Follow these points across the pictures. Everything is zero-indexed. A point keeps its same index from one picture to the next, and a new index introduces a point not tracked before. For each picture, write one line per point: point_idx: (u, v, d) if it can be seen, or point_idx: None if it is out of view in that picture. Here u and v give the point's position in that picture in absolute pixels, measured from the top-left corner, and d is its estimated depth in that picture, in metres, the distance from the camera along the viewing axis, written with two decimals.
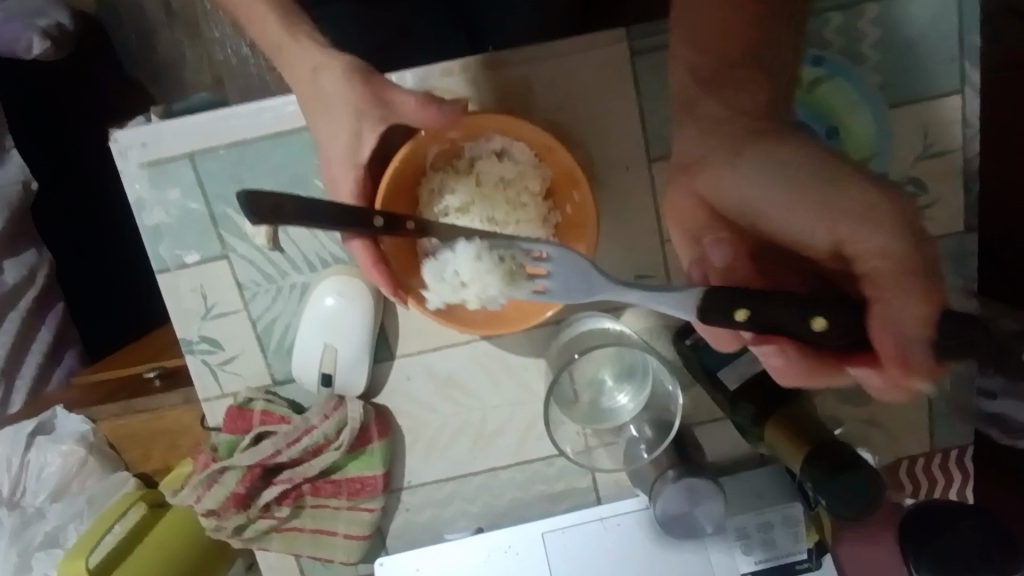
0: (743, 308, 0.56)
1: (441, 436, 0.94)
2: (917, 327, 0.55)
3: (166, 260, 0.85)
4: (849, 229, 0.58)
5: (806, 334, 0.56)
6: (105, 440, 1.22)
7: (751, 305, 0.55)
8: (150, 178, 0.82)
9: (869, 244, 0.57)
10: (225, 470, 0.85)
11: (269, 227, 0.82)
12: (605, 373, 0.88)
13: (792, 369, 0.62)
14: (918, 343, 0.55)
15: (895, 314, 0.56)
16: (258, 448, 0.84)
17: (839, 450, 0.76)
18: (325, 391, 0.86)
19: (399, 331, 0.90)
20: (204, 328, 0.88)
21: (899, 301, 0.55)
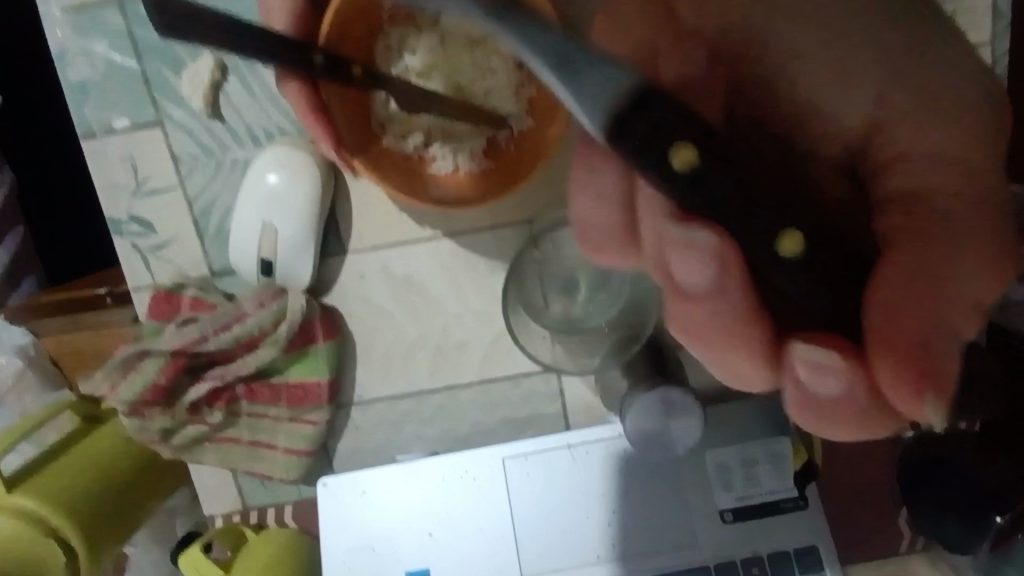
0: (692, 149, 0.38)
1: (397, 347, 0.85)
2: (964, 321, 0.39)
3: (92, 125, 0.76)
4: (912, 110, 0.45)
5: (769, 252, 0.38)
6: (50, 356, 1.07)
7: (709, 148, 0.38)
8: (75, 26, 0.73)
9: (922, 142, 0.44)
10: (146, 358, 0.77)
11: (212, 77, 0.74)
12: (578, 278, 0.81)
13: (718, 307, 0.41)
14: (948, 344, 0.38)
15: (942, 281, 0.39)
16: (183, 333, 0.77)
17: None
18: (264, 279, 0.77)
19: (353, 221, 0.81)
20: (134, 207, 0.79)
21: (959, 257, 0.40)
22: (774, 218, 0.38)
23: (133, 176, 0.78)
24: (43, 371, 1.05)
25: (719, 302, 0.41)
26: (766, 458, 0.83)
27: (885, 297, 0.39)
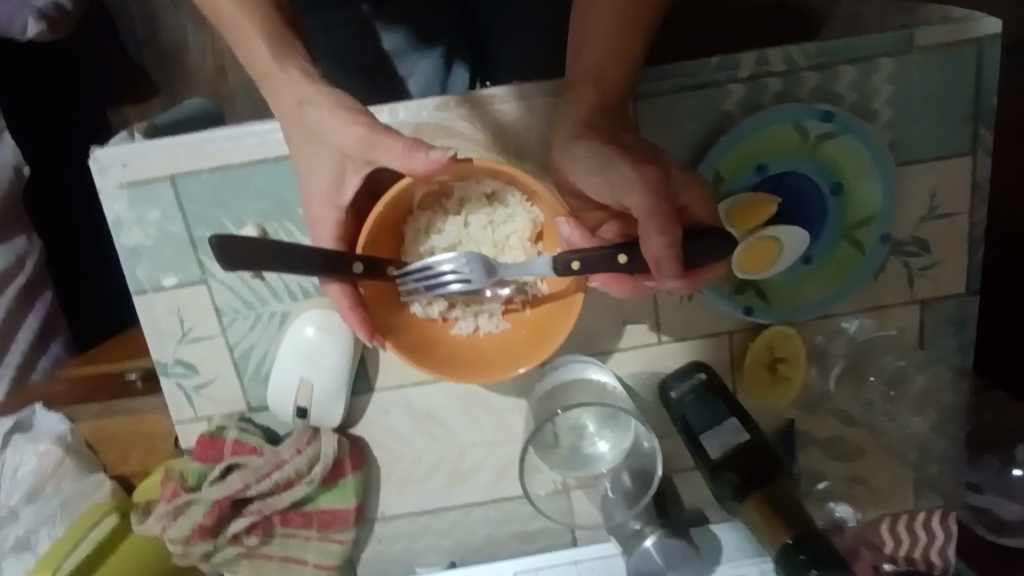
0: (575, 260, 0.69)
1: (416, 471, 0.92)
2: (665, 249, 0.64)
3: (143, 281, 0.84)
4: (620, 191, 0.66)
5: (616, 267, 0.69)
6: (86, 441, 1.04)
7: (578, 256, 0.69)
8: (130, 198, 0.81)
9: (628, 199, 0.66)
10: (193, 502, 0.84)
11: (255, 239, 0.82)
12: (588, 418, 0.83)
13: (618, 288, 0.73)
14: (669, 261, 0.65)
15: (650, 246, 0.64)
16: (227, 481, 0.84)
17: (818, 541, 0.70)
18: (300, 423, 0.85)
19: (379, 363, 0.88)
20: (179, 351, 0.87)
21: (651, 238, 0.64)
22: (608, 251, 0.69)
23: (179, 325, 0.86)
24: (81, 456, 1.03)
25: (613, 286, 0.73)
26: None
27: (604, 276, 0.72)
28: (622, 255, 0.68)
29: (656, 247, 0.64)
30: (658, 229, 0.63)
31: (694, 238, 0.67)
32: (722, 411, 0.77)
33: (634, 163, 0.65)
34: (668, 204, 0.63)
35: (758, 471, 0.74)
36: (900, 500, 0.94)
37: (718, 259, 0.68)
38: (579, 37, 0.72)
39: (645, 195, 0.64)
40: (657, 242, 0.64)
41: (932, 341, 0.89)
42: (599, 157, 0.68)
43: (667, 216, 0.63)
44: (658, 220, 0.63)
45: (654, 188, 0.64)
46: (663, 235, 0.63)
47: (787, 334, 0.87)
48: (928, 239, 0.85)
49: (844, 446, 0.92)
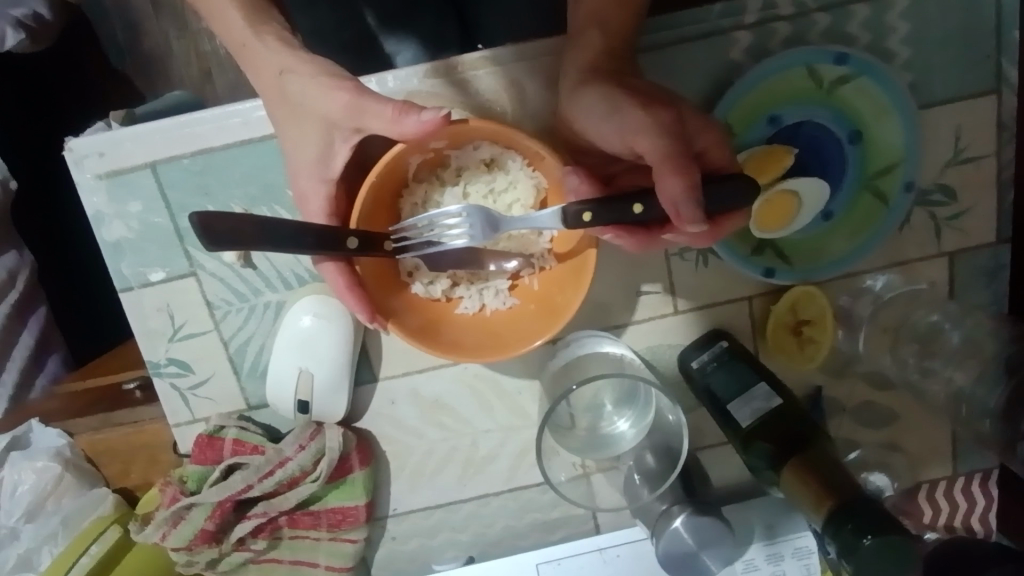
0: (588, 212, 0.63)
1: (428, 463, 0.87)
2: (683, 189, 0.58)
3: (129, 278, 0.80)
4: (632, 136, 0.62)
5: (630, 219, 0.63)
6: (86, 455, 0.99)
7: (592, 207, 0.63)
8: (109, 190, 0.77)
9: (639, 144, 0.61)
10: (194, 506, 0.80)
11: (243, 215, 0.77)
12: (605, 396, 0.78)
13: (632, 245, 0.67)
14: (688, 204, 0.58)
15: (665, 188, 0.58)
16: (228, 483, 0.80)
17: (872, 507, 0.61)
18: (302, 418, 0.81)
19: (382, 351, 0.83)
20: (171, 350, 0.82)
21: (666, 179, 0.58)
22: (624, 203, 0.63)
23: (170, 323, 0.81)
24: (81, 471, 0.97)
25: (624, 242, 0.67)
26: (791, 553, 0.84)
27: (615, 232, 0.66)
28: (636, 205, 0.63)
29: (673, 190, 0.58)
30: (674, 170, 0.58)
31: (714, 184, 0.61)
32: (750, 378, 0.74)
33: (645, 105, 0.62)
34: (683, 145, 0.59)
35: (794, 436, 0.69)
36: (937, 465, 0.89)
37: (741, 207, 0.62)
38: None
39: (658, 136, 0.59)
40: (674, 184, 0.58)
41: (963, 295, 0.84)
42: (608, 102, 0.64)
43: (682, 157, 0.58)
44: (673, 161, 0.58)
45: (667, 131, 0.59)
46: (679, 176, 0.58)
47: (812, 296, 0.82)
48: (954, 185, 0.81)
49: (875, 411, 0.87)
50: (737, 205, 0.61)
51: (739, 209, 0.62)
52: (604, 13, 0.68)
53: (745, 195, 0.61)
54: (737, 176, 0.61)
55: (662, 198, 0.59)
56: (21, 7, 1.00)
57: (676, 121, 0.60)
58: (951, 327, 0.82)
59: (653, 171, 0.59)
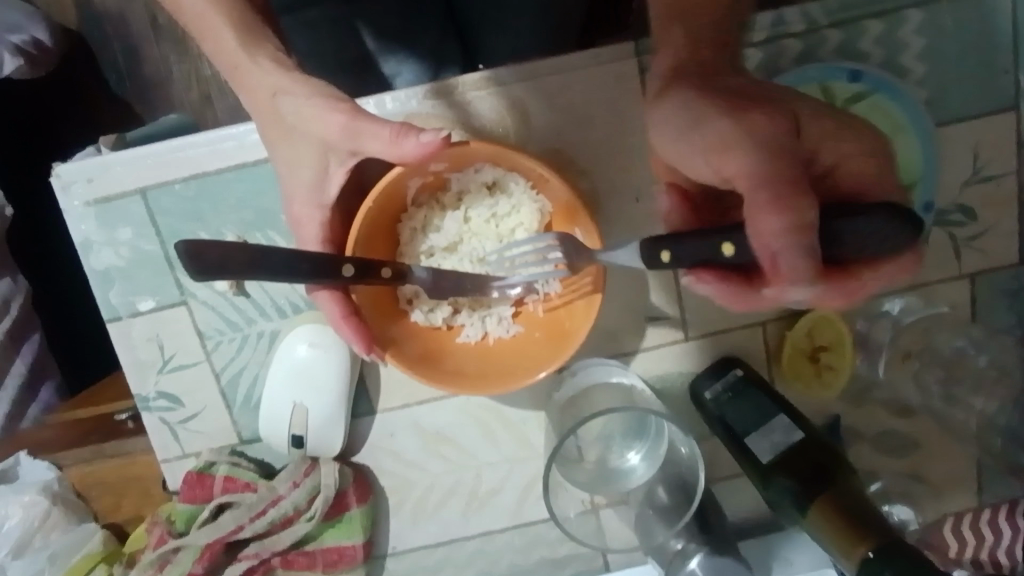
0: (666, 249, 0.54)
1: (429, 498, 0.83)
2: (788, 230, 0.44)
3: (117, 308, 0.77)
4: (725, 155, 0.50)
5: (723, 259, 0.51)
6: (75, 488, 0.94)
7: (671, 245, 0.54)
8: (97, 217, 0.74)
9: (732, 165, 0.49)
10: (181, 548, 0.77)
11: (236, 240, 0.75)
12: (616, 428, 0.73)
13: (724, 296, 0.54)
14: (791, 250, 0.45)
15: (761, 228, 0.45)
16: (218, 522, 0.77)
17: (909, 549, 0.56)
18: (296, 452, 0.77)
19: (381, 382, 0.80)
20: (161, 382, 0.79)
21: (761, 217, 0.45)
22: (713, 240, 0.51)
23: (159, 354, 0.78)
24: (69, 505, 0.93)
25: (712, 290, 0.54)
26: None
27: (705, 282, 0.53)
28: (725, 246, 0.51)
29: (769, 232, 0.45)
30: (772, 203, 0.45)
31: (834, 218, 0.46)
32: (770, 409, 0.71)
33: (746, 116, 0.50)
34: (789, 169, 0.46)
35: (817, 471, 0.65)
36: (962, 496, 0.84)
37: (875, 252, 0.47)
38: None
39: (753, 155, 0.47)
40: (770, 224, 0.45)
41: (986, 318, 0.81)
42: (690, 114, 0.54)
43: (788, 184, 0.45)
44: (769, 192, 0.45)
45: (764, 150, 0.47)
46: (780, 211, 0.44)
47: (829, 321, 0.79)
48: (973, 205, 0.78)
49: (896, 440, 0.82)
50: (868, 249, 0.46)
51: (870, 255, 0.47)
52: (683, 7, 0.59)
53: (878, 233, 0.46)
54: (867, 210, 0.46)
55: (753, 244, 0.46)
56: (20, 34, 0.99)
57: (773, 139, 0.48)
58: (975, 350, 0.79)
59: (743, 205, 0.46)
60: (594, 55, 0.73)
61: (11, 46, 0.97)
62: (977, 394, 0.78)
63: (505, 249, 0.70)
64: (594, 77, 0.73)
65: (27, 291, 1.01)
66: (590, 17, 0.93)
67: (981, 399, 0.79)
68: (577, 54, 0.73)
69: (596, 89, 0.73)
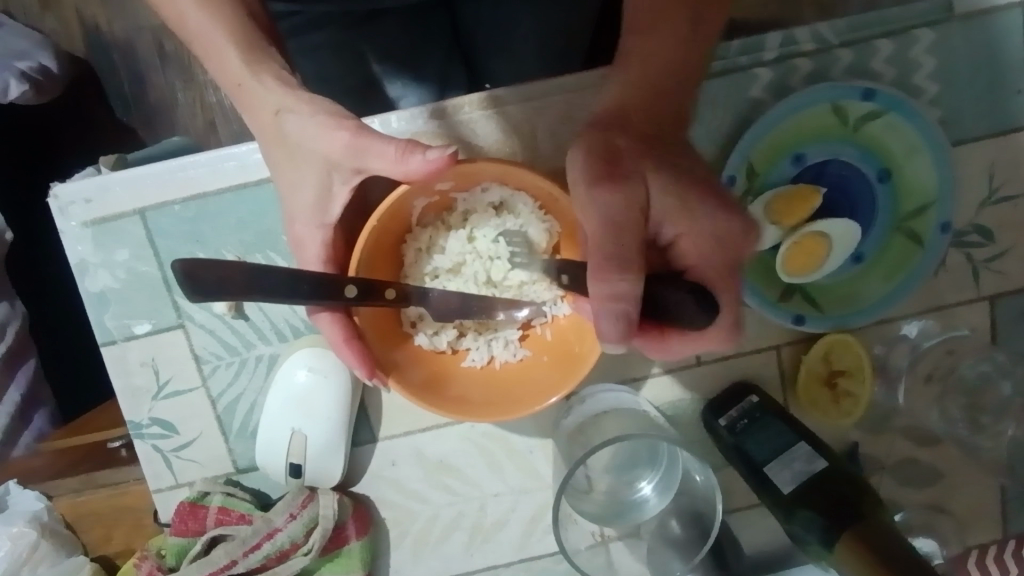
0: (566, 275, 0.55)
1: (431, 531, 0.79)
2: (608, 297, 0.51)
3: (112, 331, 0.74)
4: (598, 217, 0.53)
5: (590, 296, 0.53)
6: (65, 519, 0.91)
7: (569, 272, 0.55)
8: (94, 238, 0.73)
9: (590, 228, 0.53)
10: None
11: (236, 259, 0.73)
12: (627, 457, 0.71)
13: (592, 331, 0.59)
14: (609, 313, 0.51)
15: (602, 291, 0.51)
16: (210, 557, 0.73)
17: None
18: (295, 482, 0.74)
19: (383, 408, 0.77)
20: (155, 409, 0.76)
21: (606, 280, 0.50)
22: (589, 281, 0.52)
23: (154, 380, 0.76)
24: (59, 537, 0.89)
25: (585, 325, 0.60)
26: None
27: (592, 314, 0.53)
28: (589, 280, 0.56)
29: (597, 296, 0.51)
30: (596, 271, 0.51)
31: (653, 288, 0.54)
32: (789, 437, 0.68)
33: (618, 181, 0.53)
34: (626, 244, 0.51)
35: (842, 502, 0.62)
36: (988, 529, 0.81)
37: (685, 320, 0.54)
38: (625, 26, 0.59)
39: (600, 223, 0.52)
40: (598, 290, 0.51)
41: (1006, 341, 0.78)
42: (579, 167, 0.55)
43: (619, 257, 0.51)
44: (603, 258, 0.51)
45: (613, 222, 0.52)
46: (603, 279, 0.50)
47: (848, 345, 0.76)
48: (990, 225, 0.76)
49: (918, 470, 0.79)
50: (679, 315, 0.54)
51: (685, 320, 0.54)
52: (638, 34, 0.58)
53: (686, 302, 0.54)
54: (687, 283, 0.55)
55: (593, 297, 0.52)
56: (27, 62, 0.99)
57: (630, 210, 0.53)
58: (1000, 377, 0.77)
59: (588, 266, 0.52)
60: (600, 74, 0.72)
61: (18, 72, 0.96)
62: (1005, 420, 0.77)
63: (519, 283, 0.70)
64: (602, 96, 0.72)
65: (24, 315, 0.98)
66: (596, 40, 0.93)
67: (1010, 425, 0.77)
68: (581, 73, 0.72)
69: None
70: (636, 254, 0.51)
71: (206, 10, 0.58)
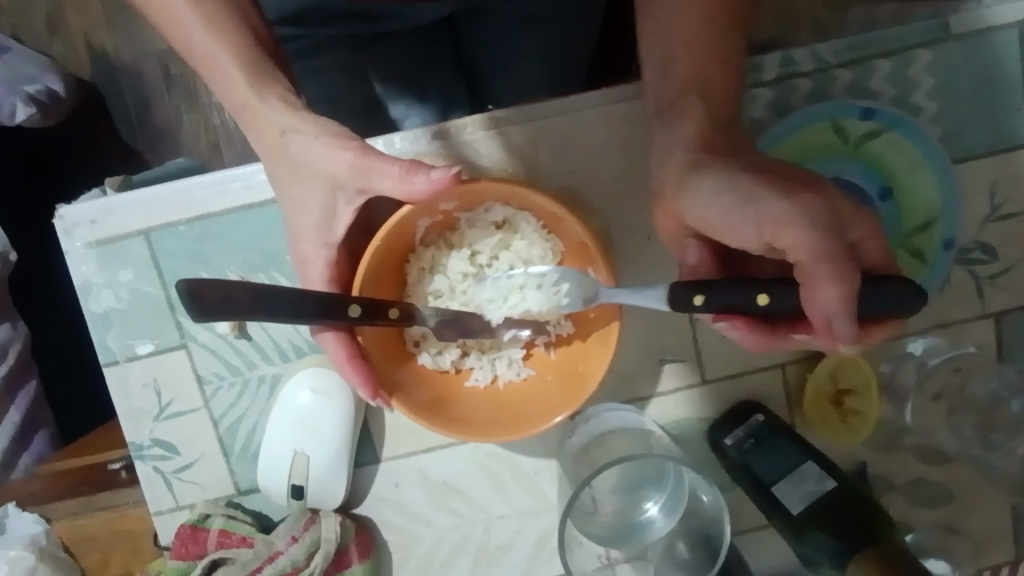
0: (701, 292, 0.55)
1: (434, 555, 0.78)
2: (842, 298, 0.50)
3: (115, 352, 0.74)
4: (773, 223, 0.51)
5: (752, 309, 0.55)
6: (63, 543, 0.90)
7: (706, 288, 0.55)
8: (99, 259, 0.73)
9: (791, 236, 0.50)
10: None
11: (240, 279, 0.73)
12: (633, 480, 0.70)
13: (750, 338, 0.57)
14: (841, 316, 0.50)
15: (819, 296, 0.50)
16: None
17: None
18: (296, 504, 0.73)
19: (386, 429, 0.77)
20: (156, 430, 0.76)
21: (819, 287, 0.50)
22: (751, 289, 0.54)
23: (156, 401, 0.75)
24: (56, 562, 0.88)
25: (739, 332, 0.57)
26: None
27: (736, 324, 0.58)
28: (762, 295, 0.54)
29: (828, 299, 0.50)
30: (833, 276, 0.49)
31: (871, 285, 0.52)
32: (798, 456, 0.68)
33: (790, 189, 0.51)
34: (842, 247, 0.50)
35: (854, 525, 0.61)
36: (1000, 549, 0.79)
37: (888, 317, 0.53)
38: (665, 49, 0.61)
39: (809, 229, 0.50)
40: (829, 294, 0.50)
41: (1014, 358, 0.78)
42: (731, 189, 0.53)
43: (845, 260, 0.49)
44: (832, 265, 0.49)
45: (823, 225, 0.50)
46: (839, 284, 0.49)
47: (854, 363, 0.76)
48: (994, 242, 0.76)
49: (928, 490, 0.78)
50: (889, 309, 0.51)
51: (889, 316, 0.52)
52: (673, 60, 0.60)
53: (899, 297, 0.51)
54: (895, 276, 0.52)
55: (807, 306, 0.51)
56: (34, 84, 1.00)
57: (832, 217, 0.50)
58: (1010, 395, 0.73)
59: (802, 276, 0.51)
60: (602, 95, 0.73)
61: (25, 95, 0.98)
62: (1017, 439, 0.73)
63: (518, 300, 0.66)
64: (604, 116, 0.73)
65: (26, 337, 0.98)
66: (597, 61, 0.94)
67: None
68: (583, 94, 0.73)
69: (603, 128, 0.73)
70: (849, 254, 0.50)
71: (212, 33, 0.59)
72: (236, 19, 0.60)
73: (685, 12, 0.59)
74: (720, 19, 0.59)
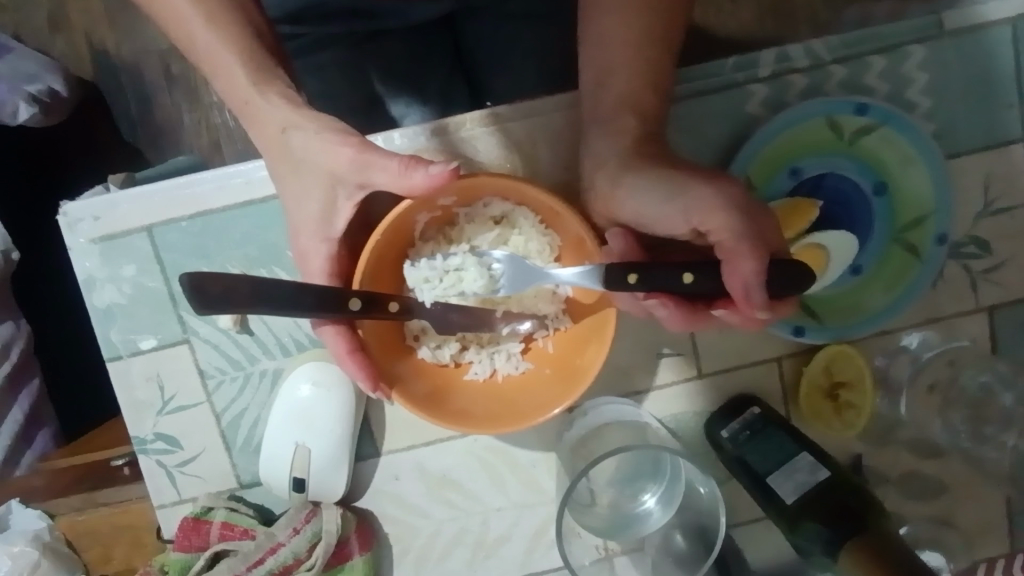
0: (634, 271, 0.58)
1: (433, 547, 0.79)
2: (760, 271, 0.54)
3: (117, 346, 0.75)
4: (699, 211, 0.56)
5: (679, 288, 0.57)
6: (65, 538, 0.90)
7: (639, 268, 0.57)
8: (102, 254, 0.74)
9: (716, 219, 0.55)
10: None
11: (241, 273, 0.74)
12: (629, 471, 0.70)
13: (675, 318, 0.60)
14: (759, 287, 0.54)
15: (739, 270, 0.54)
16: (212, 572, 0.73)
17: None
18: (297, 497, 0.74)
19: (386, 423, 0.77)
20: (159, 423, 0.76)
21: (741, 260, 0.54)
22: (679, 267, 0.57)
23: (159, 394, 0.76)
24: (60, 556, 0.89)
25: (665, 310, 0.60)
26: None
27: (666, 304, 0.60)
28: (688, 274, 0.57)
29: (745, 271, 0.54)
30: (752, 252, 0.54)
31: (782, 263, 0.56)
32: (792, 447, 0.68)
33: (711, 178, 0.57)
34: (760, 229, 0.55)
35: (846, 515, 0.61)
36: (993, 541, 0.80)
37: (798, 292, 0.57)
38: (604, 59, 0.65)
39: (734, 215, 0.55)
40: (748, 266, 0.54)
41: (1007, 352, 0.78)
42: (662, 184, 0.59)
43: (760, 240, 0.54)
44: (751, 241, 0.54)
45: (740, 207, 0.55)
46: (755, 259, 0.54)
47: (846, 356, 0.77)
48: (986, 237, 0.77)
49: (921, 482, 0.78)
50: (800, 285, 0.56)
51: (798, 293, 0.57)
52: (620, 66, 0.65)
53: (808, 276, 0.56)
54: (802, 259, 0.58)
55: (729, 281, 0.55)
56: (36, 84, 1.00)
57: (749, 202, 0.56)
58: (1002, 388, 0.75)
59: (725, 252, 0.55)
60: None
61: (27, 95, 0.98)
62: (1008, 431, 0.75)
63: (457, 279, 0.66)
64: None
65: (29, 335, 0.99)
66: None
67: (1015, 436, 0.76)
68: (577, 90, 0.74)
69: None
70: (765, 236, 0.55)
71: (214, 31, 0.60)
72: (238, 17, 0.61)
73: (631, 28, 0.64)
74: (655, 34, 0.64)
